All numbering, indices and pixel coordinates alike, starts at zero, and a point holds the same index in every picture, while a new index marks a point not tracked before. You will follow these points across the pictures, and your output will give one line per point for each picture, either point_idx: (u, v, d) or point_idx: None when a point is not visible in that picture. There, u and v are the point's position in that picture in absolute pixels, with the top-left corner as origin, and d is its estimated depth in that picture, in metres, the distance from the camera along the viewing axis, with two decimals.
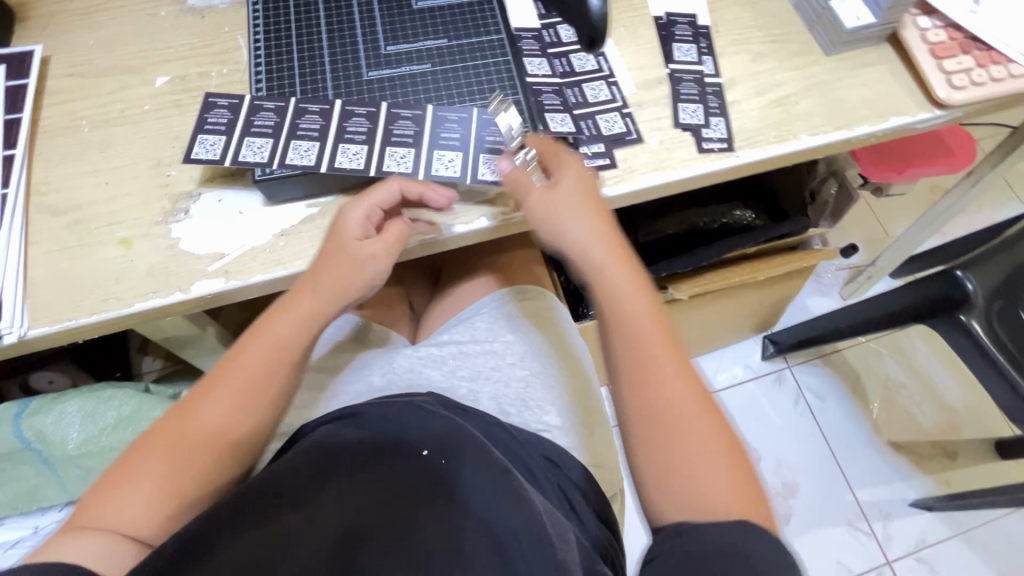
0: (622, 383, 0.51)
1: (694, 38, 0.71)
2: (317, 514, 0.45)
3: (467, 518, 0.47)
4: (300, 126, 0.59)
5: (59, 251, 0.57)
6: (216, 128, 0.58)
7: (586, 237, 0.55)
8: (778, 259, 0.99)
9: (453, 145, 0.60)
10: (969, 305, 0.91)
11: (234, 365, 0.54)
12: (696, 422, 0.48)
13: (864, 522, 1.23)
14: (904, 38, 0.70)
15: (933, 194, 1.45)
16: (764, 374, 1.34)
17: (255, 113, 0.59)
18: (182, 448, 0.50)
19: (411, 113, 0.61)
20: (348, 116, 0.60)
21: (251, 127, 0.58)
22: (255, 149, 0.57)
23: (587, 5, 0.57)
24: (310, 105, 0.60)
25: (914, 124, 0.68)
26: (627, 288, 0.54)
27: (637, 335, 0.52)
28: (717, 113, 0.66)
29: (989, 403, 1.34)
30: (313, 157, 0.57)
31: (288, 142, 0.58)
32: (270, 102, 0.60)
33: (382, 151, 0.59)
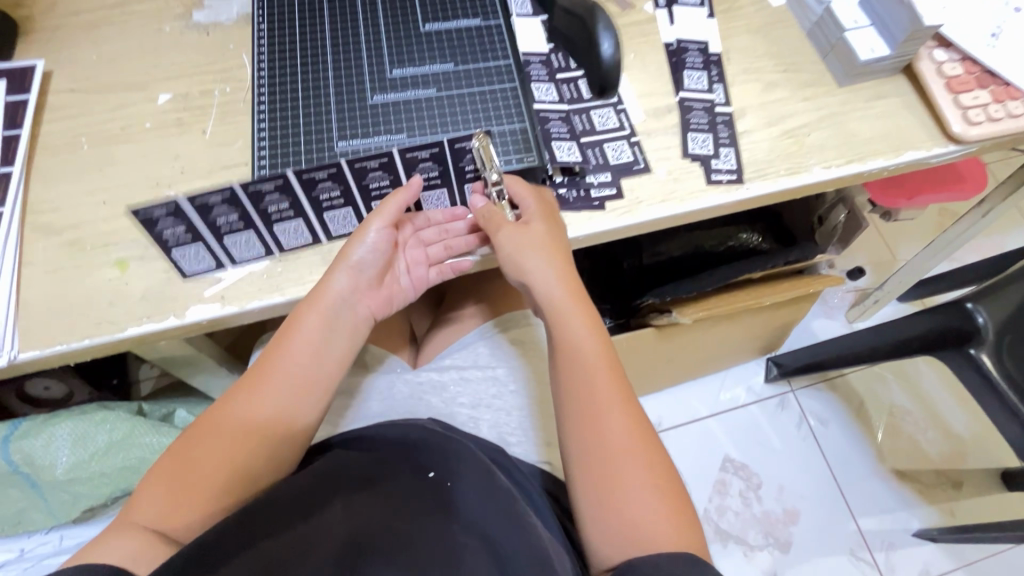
0: (570, 425, 0.52)
1: (705, 66, 0.70)
2: (317, 527, 0.43)
3: (457, 529, 0.46)
4: (269, 208, 0.52)
5: (53, 272, 0.56)
6: (183, 238, 0.52)
7: (545, 277, 0.56)
8: (783, 284, 0.94)
9: (435, 184, 0.59)
10: (977, 339, 0.89)
11: (271, 362, 0.54)
12: (633, 466, 0.50)
13: (866, 551, 1.18)
14: (920, 71, 0.68)
15: (942, 219, 1.44)
16: (768, 398, 1.29)
17: (208, 211, 0.50)
18: (210, 443, 0.49)
19: (377, 161, 0.52)
20: (310, 182, 0.51)
21: (220, 229, 0.52)
22: (244, 245, 0.55)
23: (601, 51, 0.63)
24: (261, 186, 0.49)
25: (928, 159, 0.67)
26: (580, 330, 0.55)
27: (585, 378, 0.53)
28: (727, 143, 0.66)
29: (995, 431, 1.29)
30: (306, 235, 0.57)
31: (272, 227, 0.54)
32: (213, 196, 0.48)
33: (368, 206, 0.58)
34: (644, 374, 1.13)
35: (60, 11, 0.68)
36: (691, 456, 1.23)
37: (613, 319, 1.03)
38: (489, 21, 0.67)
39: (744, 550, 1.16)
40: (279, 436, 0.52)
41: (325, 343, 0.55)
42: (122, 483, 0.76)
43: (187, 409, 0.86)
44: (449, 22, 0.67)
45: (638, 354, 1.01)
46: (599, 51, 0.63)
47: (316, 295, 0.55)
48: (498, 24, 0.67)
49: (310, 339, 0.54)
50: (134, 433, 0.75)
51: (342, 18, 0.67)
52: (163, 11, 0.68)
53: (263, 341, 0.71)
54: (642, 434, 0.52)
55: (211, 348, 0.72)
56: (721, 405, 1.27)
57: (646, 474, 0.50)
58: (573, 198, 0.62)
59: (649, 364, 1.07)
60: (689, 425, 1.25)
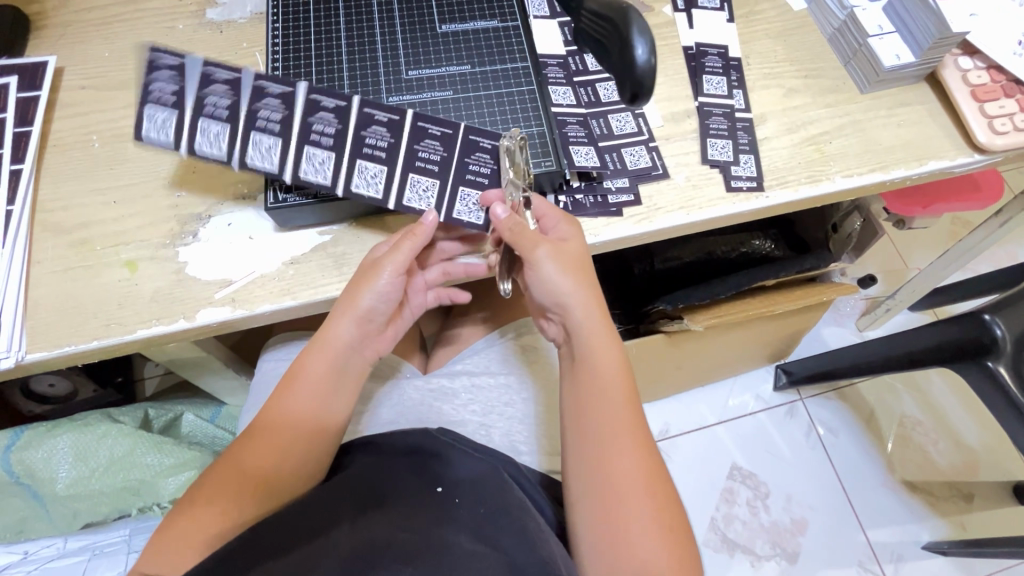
0: (580, 451, 0.52)
1: (725, 70, 0.69)
2: (329, 543, 0.42)
3: (464, 541, 0.44)
4: (259, 113, 0.53)
5: (61, 271, 0.55)
6: (167, 97, 0.52)
7: (576, 307, 0.55)
8: (797, 292, 0.91)
9: (432, 169, 0.55)
10: (995, 351, 0.80)
11: (282, 404, 0.52)
12: (640, 496, 0.50)
13: (875, 564, 1.14)
14: (945, 78, 0.67)
15: (956, 228, 1.43)
16: (776, 406, 1.26)
17: (208, 81, 0.52)
18: (220, 497, 0.48)
19: (387, 116, 0.54)
20: (312, 106, 0.53)
21: (205, 105, 0.52)
22: (211, 139, 0.52)
23: (632, 55, 0.50)
24: (270, 86, 0.53)
25: (952, 168, 0.66)
26: (610, 357, 0.55)
27: (610, 406, 0.53)
28: (747, 150, 0.64)
29: (1008, 444, 1.26)
30: (275, 160, 0.53)
31: (247, 137, 0.53)
32: (223, 71, 0.52)
33: (352, 164, 0.54)
34: (653, 381, 1.12)
35: (72, 7, 0.67)
36: (697, 463, 1.20)
37: (622, 324, 1.01)
38: (507, 21, 0.66)
39: (751, 559, 1.12)
40: (290, 481, 0.50)
41: (344, 371, 0.54)
42: (120, 501, 0.76)
43: (194, 412, 0.86)
44: (466, 23, 0.66)
45: (647, 361, 0.99)
46: (630, 55, 0.51)
47: (323, 338, 0.53)
48: (516, 25, 0.65)
49: (330, 368, 0.53)
50: (135, 452, 0.75)
51: (358, 18, 0.66)
52: (176, 8, 0.68)
53: (271, 345, 0.70)
54: (652, 469, 0.51)
55: (220, 351, 0.72)
56: (728, 411, 1.25)
57: (652, 506, 0.50)
58: (590, 205, 0.61)
59: (657, 370, 1.05)
60: (695, 432, 1.22)
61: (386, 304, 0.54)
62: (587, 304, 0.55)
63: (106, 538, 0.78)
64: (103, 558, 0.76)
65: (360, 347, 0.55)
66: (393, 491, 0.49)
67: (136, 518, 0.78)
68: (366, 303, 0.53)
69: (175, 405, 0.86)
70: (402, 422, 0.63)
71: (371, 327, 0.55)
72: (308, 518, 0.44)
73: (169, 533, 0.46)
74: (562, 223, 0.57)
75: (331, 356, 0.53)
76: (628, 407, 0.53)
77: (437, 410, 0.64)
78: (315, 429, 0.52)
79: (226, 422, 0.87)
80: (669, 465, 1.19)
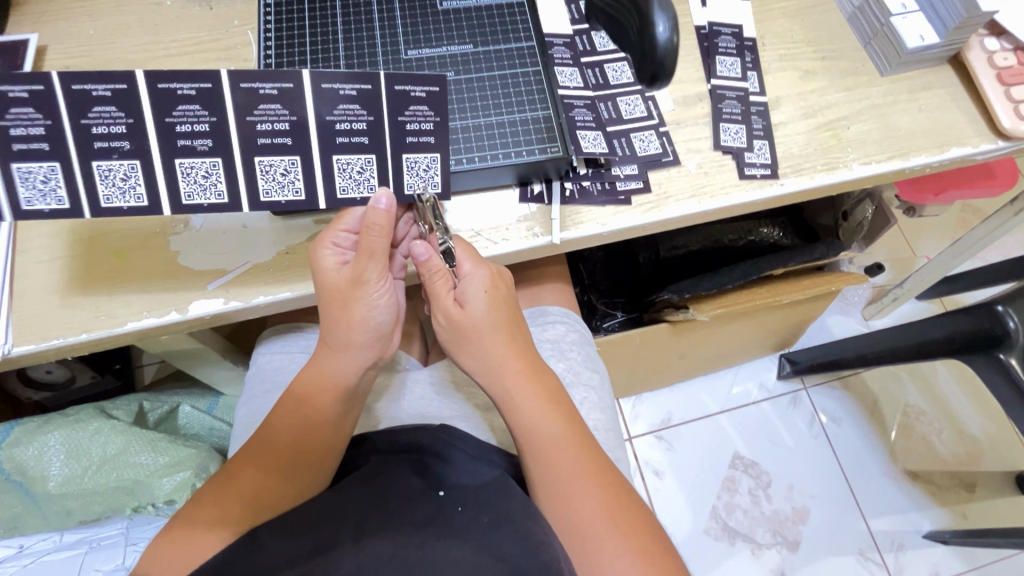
0: (542, 491, 0.51)
1: (738, 51, 0.66)
2: (332, 560, 0.40)
3: (467, 550, 0.42)
4: (177, 128, 0.48)
5: (46, 260, 0.53)
6: (39, 151, 0.47)
7: (482, 366, 0.53)
8: (806, 281, 0.89)
9: (427, 142, 0.53)
10: (1007, 344, 0.76)
11: (292, 421, 0.51)
12: (614, 537, 0.48)
13: (875, 552, 1.14)
14: (969, 60, 0.64)
15: (967, 216, 1.40)
16: (780, 395, 1.25)
17: (87, 106, 0.46)
18: (234, 501, 0.47)
19: (354, 86, 0.49)
20: (252, 98, 0.48)
21: (92, 145, 0.47)
22: (122, 181, 0.48)
23: (653, 33, 0.48)
24: (179, 86, 0.46)
25: (974, 156, 0.63)
26: (534, 411, 0.52)
27: (551, 459, 0.51)
28: (761, 136, 0.62)
29: (1012, 434, 1.25)
30: (219, 189, 0.50)
31: (172, 168, 0.49)
32: (102, 87, 0.45)
33: (329, 164, 0.51)
34: (658, 370, 1.10)
35: None
36: (700, 451, 1.19)
37: (626, 313, 0.99)
38: None
39: (752, 548, 1.11)
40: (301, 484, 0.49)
41: (359, 380, 0.53)
42: (116, 501, 0.75)
43: (191, 403, 0.85)
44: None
45: (651, 351, 0.97)
46: (650, 33, 0.48)
47: (328, 357, 0.52)
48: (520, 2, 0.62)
49: (346, 382, 0.52)
50: (128, 451, 0.75)
51: None
52: None
53: (265, 337, 0.69)
54: (614, 498, 0.51)
55: (217, 343, 0.71)
56: (732, 400, 1.24)
57: (621, 538, 0.48)
58: (598, 192, 0.59)
59: (661, 360, 1.03)
60: (698, 422, 1.21)
61: (388, 315, 0.52)
62: (501, 363, 0.53)
63: (103, 531, 0.78)
64: (101, 552, 0.75)
65: (370, 361, 0.52)
66: (398, 497, 0.47)
67: (131, 516, 0.78)
68: (370, 323, 0.51)
69: (171, 397, 0.86)
70: (407, 413, 0.61)
71: (382, 340, 0.53)
72: (312, 536, 0.42)
73: (184, 539, 0.45)
74: (475, 268, 0.53)
75: (342, 374, 0.51)
76: (574, 448, 0.52)
77: (443, 404, 0.63)
78: (337, 436, 0.52)
79: (223, 413, 0.86)
80: (672, 454, 1.18)
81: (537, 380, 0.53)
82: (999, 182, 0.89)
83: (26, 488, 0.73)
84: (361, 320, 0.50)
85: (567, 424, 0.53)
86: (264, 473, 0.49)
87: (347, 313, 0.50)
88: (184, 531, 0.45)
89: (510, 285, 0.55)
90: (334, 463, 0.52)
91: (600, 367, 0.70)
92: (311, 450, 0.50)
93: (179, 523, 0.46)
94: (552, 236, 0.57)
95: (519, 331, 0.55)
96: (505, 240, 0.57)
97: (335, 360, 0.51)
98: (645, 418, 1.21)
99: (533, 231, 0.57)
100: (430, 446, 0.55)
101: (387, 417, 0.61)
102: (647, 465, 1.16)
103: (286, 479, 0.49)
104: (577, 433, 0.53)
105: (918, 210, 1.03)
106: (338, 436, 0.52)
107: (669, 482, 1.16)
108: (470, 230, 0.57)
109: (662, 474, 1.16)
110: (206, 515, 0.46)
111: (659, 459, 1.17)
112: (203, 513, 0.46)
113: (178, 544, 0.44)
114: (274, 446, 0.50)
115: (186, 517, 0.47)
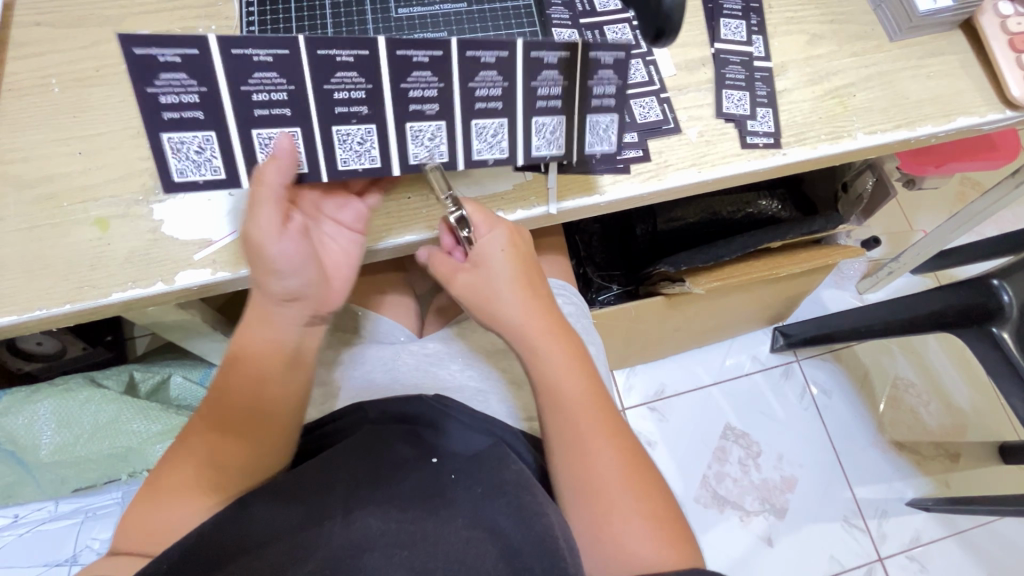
0: (558, 450, 0.51)
1: (744, 14, 0.63)
2: (324, 533, 0.41)
3: (460, 524, 0.43)
4: (409, 94, 0.47)
5: (21, 228, 0.51)
6: (193, 120, 0.45)
7: (511, 322, 0.53)
8: (803, 255, 0.87)
9: (608, 105, 0.52)
10: (1000, 317, 0.75)
11: (225, 379, 0.50)
12: (624, 496, 0.49)
13: (859, 518, 1.17)
14: (982, 26, 0.63)
15: (966, 188, 1.40)
16: (772, 366, 1.26)
17: (248, 71, 0.44)
18: (172, 464, 0.47)
19: (555, 54, 0.47)
20: (472, 66, 0.47)
21: (333, 110, 0.47)
22: (351, 143, 0.49)
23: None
24: (416, 53, 0.45)
25: (981, 126, 0.62)
26: (564, 366, 0.52)
27: (575, 416, 0.51)
28: (764, 103, 0.60)
29: (997, 406, 1.28)
30: (443, 149, 0.51)
31: (403, 131, 0.49)
32: (264, 51, 0.43)
33: (529, 125, 0.51)
34: (653, 344, 1.10)
35: None
36: (692, 422, 1.20)
37: (621, 286, 0.99)
38: None
39: (741, 515, 1.14)
40: (234, 452, 0.47)
41: (288, 336, 0.51)
42: (108, 471, 0.76)
43: (183, 374, 0.85)
44: None
45: (647, 324, 0.97)
46: None
47: (258, 320, 0.50)
48: None
49: (275, 335, 0.50)
50: (119, 421, 0.75)
51: None
52: None
53: None
54: (632, 460, 0.51)
55: (206, 314, 0.70)
56: (725, 372, 1.24)
57: (637, 502, 0.49)
58: (596, 160, 0.57)
59: (656, 332, 1.03)
60: (690, 393, 1.22)
61: (297, 272, 0.48)
62: (527, 321, 0.52)
63: (98, 501, 0.79)
64: (96, 523, 0.78)
65: (296, 317, 0.50)
66: (390, 466, 0.48)
67: (128, 482, 0.78)
68: (279, 285, 0.48)
69: (163, 367, 0.85)
70: (398, 384, 0.61)
71: (301, 299, 0.50)
72: (302, 505, 0.42)
73: (158, 499, 0.45)
74: (489, 232, 0.51)
75: (270, 329, 0.50)
76: (596, 407, 0.52)
77: (437, 373, 0.62)
78: (285, 397, 0.50)
79: None
80: (664, 424, 1.19)
81: (563, 336, 0.53)
82: (1001, 153, 0.88)
83: (16, 458, 0.73)
84: (268, 277, 0.47)
85: (592, 386, 0.52)
86: (195, 434, 0.49)
87: (256, 268, 0.48)
88: (163, 493, 0.45)
89: (528, 241, 0.54)
90: (286, 427, 0.50)
91: (598, 338, 0.70)
92: (255, 409, 0.49)
93: (148, 490, 0.46)
94: (549, 206, 0.56)
95: (539, 290, 0.54)
96: (498, 211, 0.56)
97: (260, 317, 0.50)
98: (638, 389, 1.22)
99: (526, 204, 0.56)
100: (424, 415, 0.55)
101: (371, 391, 0.61)
102: (639, 435, 1.18)
103: (232, 442, 0.48)
104: (601, 393, 0.52)
105: (918, 181, 1.01)
106: (289, 399, 0.50)
107: (661, 452, 1.17)
108: (462, 199, 0.56)
109: (654, 444, 1.17)
110: (168, 478, 0.46)
111: (652, 430, 1.19)
112: (168, 477, 0.46)
113: (155, 506, 0.45)
114: (224, 406, 0.49)
115: (148, 488, 0.46)
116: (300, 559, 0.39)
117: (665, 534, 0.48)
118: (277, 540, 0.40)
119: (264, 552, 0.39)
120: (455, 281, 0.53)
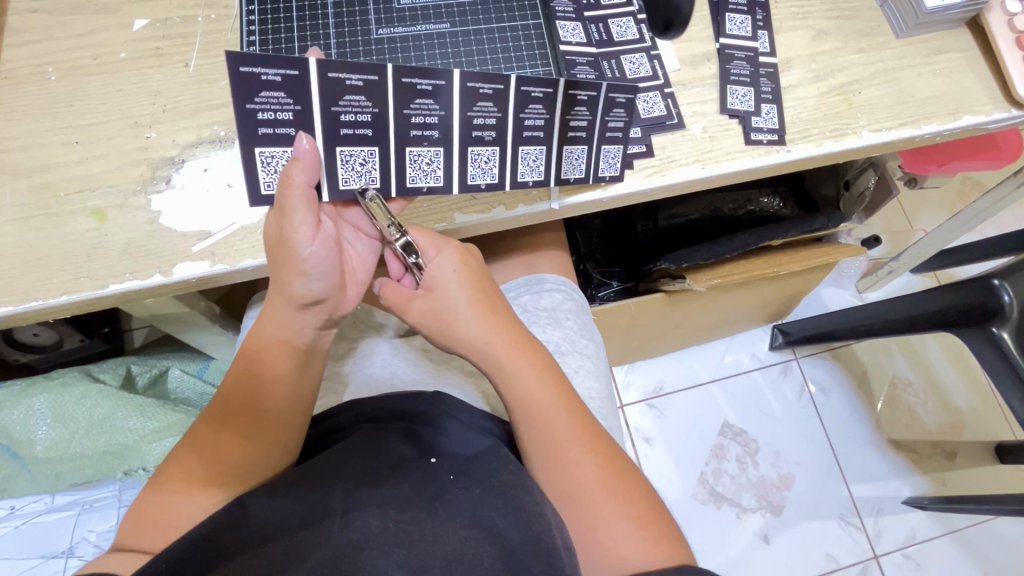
0: (535, 461, 0.51)
1: (750, 8, 0.62)
2: (323, 532, 0.41)
3: (458, 524, 0.43)
4: (472, 122, 0.49)
5: (15, 218, 0.50)
6: (285, 136, 0.44)
7: (471, 344, 0.52)
8: (803, 253, 0.87)
9: (618, 136, 0.53)
10: (1000, 317, 0.74)
11: (240, 380, 0.50)
12: (605, 501, 0.49)
13: (855, 516, 1.17)
14: (989, 24, 0.62)
15: (967, 188, 1.40)
16: (771, 365, 1.26)
17: (340, 93, 0.43)
18: (179, 462, 0.47)
19: (587, 93, 0.49)
20: (525, 100, 0.48)
21: (408, 133, 0.47)
22: (421, 165, 0.50)
23: None
24: (481, 86, 0.46)
25: (986, 124, 0.62)
26: (531, 383, 0.51)
27: (547, 429, 0.51)
28: (769, 100, 0.59)
29: (993, 406, 1.28)
30: (495, 172, 0.52)
31: (463, 154, 0.50)
32: (356, 76, 0.43)
33: (563, 154, 0.53)
34: (653, 341, 1.10)
35: None
36: (690, 420, 1.20)
37: (621, 282, 0.97)
38: None
39: (737, 512, 1.14)
40: (245, 454, 0.47)
41: (308, 341, 0.50)
42: (105, 465, 0.76)
43: (181, 367, 0.84)
44: None
45: (646, 321, 0.97)
46: None
47: (276, 322, 0.49)
48: None
49: (296, 338, 0.49)
50: (116, 415, 0.75)
51: None
52: None
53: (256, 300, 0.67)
54: (611, 466, 0.51)
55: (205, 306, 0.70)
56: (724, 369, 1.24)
57: (620, 507, 0.49)
58: None
59: (656, 329, 1.03)
60: (689, 390, 1.22)
61: (324, 277, 0.47)
62: (488, 339, 0.52)
63: (95, 494, 0.79)
64: (92, 514, 0.78)
65: (317, 322, 0.49)
66: (389, 464, 0.47)
67: (122, 480, 0.78)
68: (304, 286, 0.47)
69: (161, 360, 0.84)
70: (397, 378, 0.60)
71: (324, 304, 0.49)
72: (300, 504, 0.42)
73: (163, 495, 0.45)
74: (440, 254, 0.51)
75: (288, 330, 0.49)
76: (567, 418, 0.51)
77: (437, 371, 0.61)
78: (294, 397, 0.50)
79: (213, 378, 0.85)
80: (662, 422, 1.19)
81: (527, 350, 0.52)
82: (1004, 154, 0.87)
83: (13, 451, 0.73)
84: (293, 282, 0.46)
85: (563, 398, 0.52)
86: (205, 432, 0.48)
87: (281, 271, 0.46)
88: (162, 489, 0.45)
89: (478, 259, 0.54)
90: (297, 430, 0.50)
91: (598, 337, 0.70)
92: (265, 410, 0.49)
93: (152, 485, 0.46)
94: (550, 202, 0.56)
95: (499, 304, 0.54)
96: (499, 207, 0.55)
97: (282, 320, 0.49)
98: (637, 386, 1.22)
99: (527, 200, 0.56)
100: (424, 413, 0.54)
101: (367, 385, 0.59)
102: (638, 433, 1.18)
103: (243, 444, 0.47)
104: (572, 405, 0.52)
105: (919, 180, 1.00)
106: (299, 401, 0.50)
107: (659, 450, 1.17)
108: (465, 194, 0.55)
109: (652, 441, 1.17)
110: (174, 476, 0.46)
111: (650, 426, 1.19)
112: (174, 474, 0.46)
113: (156, 502, 0.45)
114: (230, 405, 0.49)
115: (153, 484, 0.46)
116: (301, 556, 0.39)
117: (652, 537, 0.48)
118: (276, 539, 0.40)
119: (263, 550, 0.39)
120: (410, 312, 0.52)
